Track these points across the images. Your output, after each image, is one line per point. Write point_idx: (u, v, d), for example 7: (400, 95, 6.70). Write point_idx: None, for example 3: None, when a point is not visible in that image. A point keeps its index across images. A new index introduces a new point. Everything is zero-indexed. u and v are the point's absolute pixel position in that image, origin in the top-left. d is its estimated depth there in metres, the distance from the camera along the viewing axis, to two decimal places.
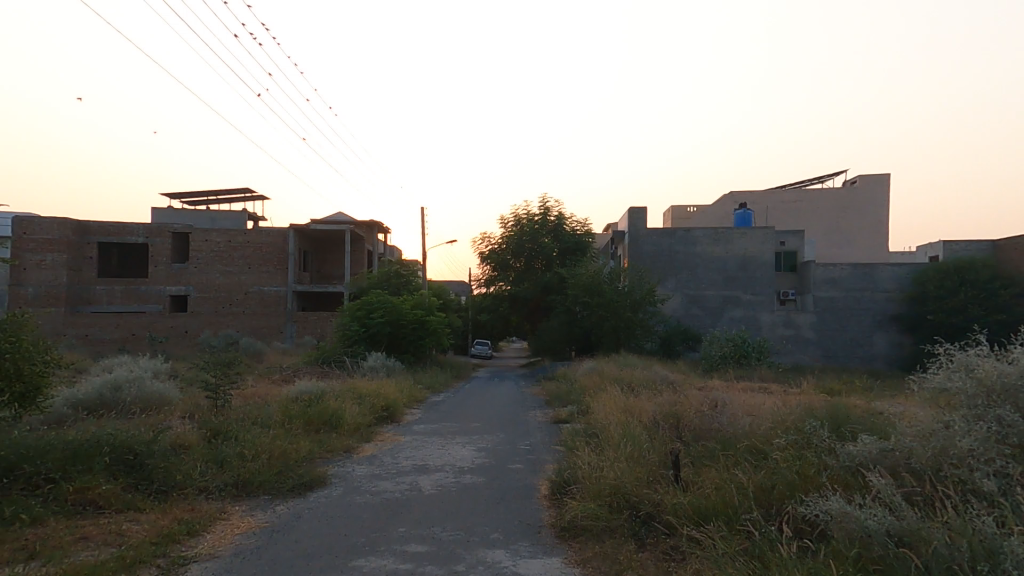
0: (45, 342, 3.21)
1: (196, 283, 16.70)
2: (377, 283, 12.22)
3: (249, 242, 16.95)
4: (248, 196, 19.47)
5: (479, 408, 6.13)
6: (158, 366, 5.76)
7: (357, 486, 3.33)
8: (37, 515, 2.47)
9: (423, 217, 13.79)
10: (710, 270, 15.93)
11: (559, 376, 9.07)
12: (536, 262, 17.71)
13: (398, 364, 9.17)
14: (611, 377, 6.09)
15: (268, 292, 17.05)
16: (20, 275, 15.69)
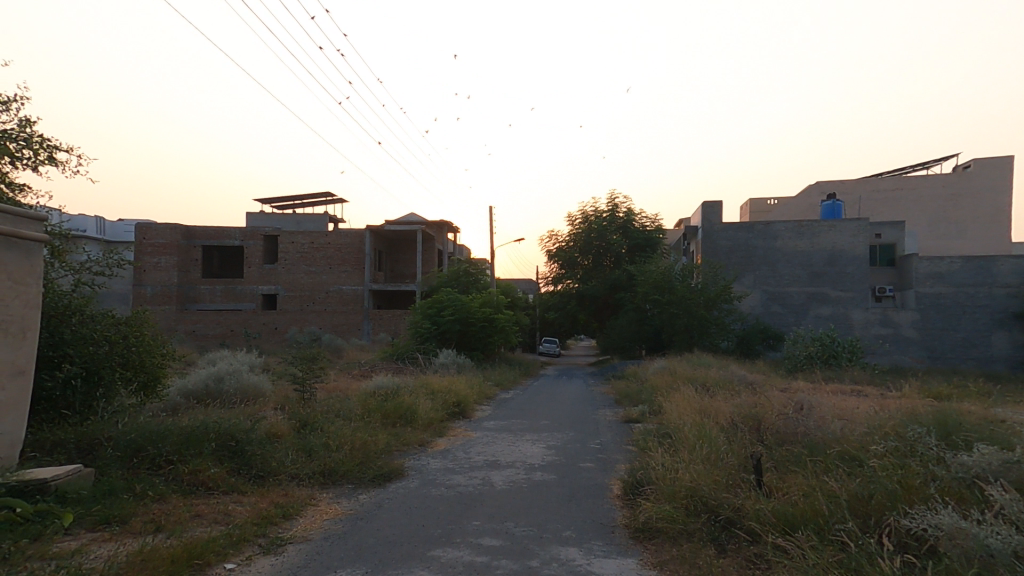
0: (162, 337, 3.58)
1: (285, 283, 17.89)
2: (448, 281, 12.52)
3: (331, 243, 17.93)
4: (327, 200, 20.60)
5: (547, 406, 6.14)
6: (255, 360, 6.25)
7: (432, 479, 3.46)
8: (159, 492, 2.76)
9: (491, 218, 14.03)
10: (791, 265, 15.05)
11: (630, 375, 8.92)
12: (606, 259, 17.51)
13: (468, 361, 9.40)
14: (685, 377, 5.92)
15: (348, 291, 18.00)
16: (139, 276, 17.51)
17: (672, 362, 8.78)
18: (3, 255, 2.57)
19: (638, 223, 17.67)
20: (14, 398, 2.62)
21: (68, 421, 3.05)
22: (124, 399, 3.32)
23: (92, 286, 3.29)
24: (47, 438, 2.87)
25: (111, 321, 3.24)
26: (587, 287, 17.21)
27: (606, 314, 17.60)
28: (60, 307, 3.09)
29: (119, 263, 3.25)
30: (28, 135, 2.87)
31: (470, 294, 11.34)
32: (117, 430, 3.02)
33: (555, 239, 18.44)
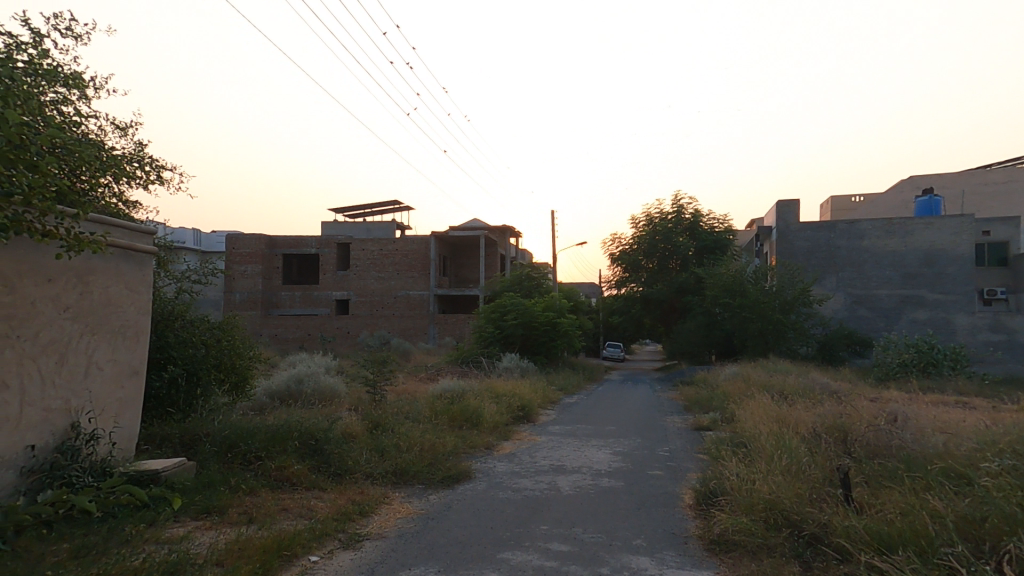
0: (250, 341, 3.86)
1: (356, 288, 18.70)
2: (511, 285, 12.55)
3: (398, 249, 18.55)
4: (393, 208, 21.39)
5: (613, 411, 6.05)
6: (329, 363, 6.57)
7: (499, 482, 3.50)
8: (250, 486, 2.97)
9: (553, 222, 14.09)
10: (881, 265, 14.04)
11: (699, 381, 8.64)
12: (672, 261, 17.07)
13: (532, 365, 9.44)
14: (760, 384, 5.67)
15: (415, 295, 18.56)
16: (229, 284, 18.73)
17: (743, 368, 8.41)
18: (121, 266, 2.89)
19: (706, 224, 17.23)
20: (132, 396, 2.96)
21: (174, 417, 3.33)
22: (218, 398, 3.59)
23: (191, 293, 3.57)
24: (157, 432, 3.17)
25: (207, 326, 3.54)
26: (652, 291, 16.82)
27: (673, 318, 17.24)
28: (166, 312, 3.38)
29: (215, 272, 3.51)
30: (142, 157, 3.16)
31: (534, 298, 11.39)
32: (214, 428, 3.26)
33: (620, 242, 18.14)
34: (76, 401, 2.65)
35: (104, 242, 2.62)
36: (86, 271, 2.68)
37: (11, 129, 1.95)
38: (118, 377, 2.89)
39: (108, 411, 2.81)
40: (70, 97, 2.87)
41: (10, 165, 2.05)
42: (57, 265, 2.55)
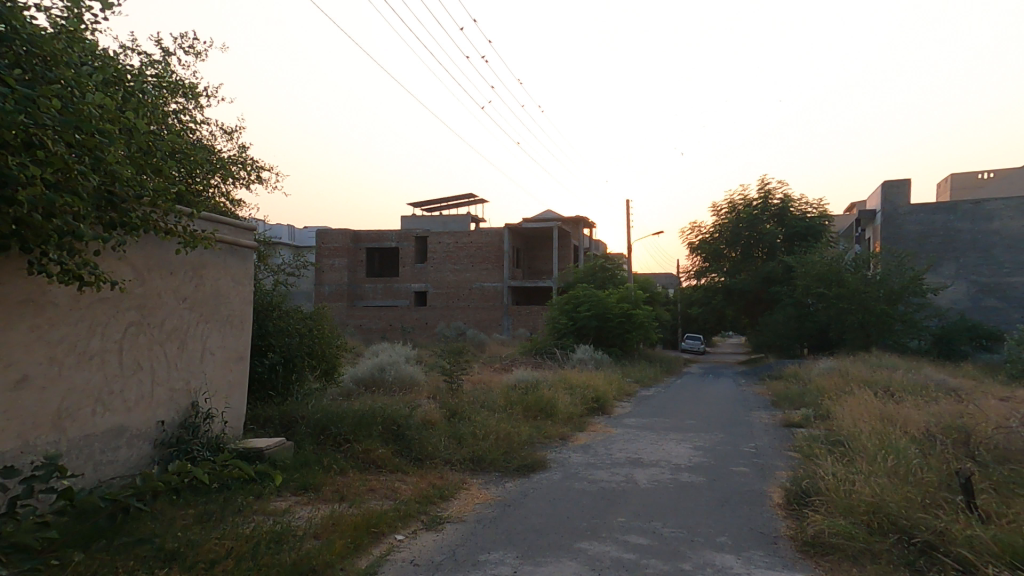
0: (337, 331, 4.10)
1: (433, 281, 19.37)
2: (584, 277, 12.50)
3: (473, 242, 19.02)
4: (468, 203, 21.90)
5: (693, 406, 5.84)
6: (409, 353, 6.87)
7: (575, 473, 3.48)
8: (341, 467, 3.15)
9: (628, 211, 13.89)
10: (1013, 249, 12.81)
11: (789, 376, 8.17)
12: (757, 250, 16.20)
13: (607, 358, 9.35)
14: (860, 380, 5.26)
15: (489, 288, 18.92)
16: (319, 277, 20.00)
17: (837, 363, 7.83)
18: (228, 260, 3.18)
19: (797, 209, 16.22)
20: (239, 378, 3.27)
21: (273, 400, 3.61)
22: (310, 383, 3.85)
23: (286, 285, 3.85)
24: (261, 413, 3.44)
25: (301, 316, 3.81)
26: (737, 282, 16.02)
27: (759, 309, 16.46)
28: (266, 303, 3.67)
29: (306, 265, 3.76)
30: (245, 159, 3.43)
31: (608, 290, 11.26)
32: (307, 411, 3.49)
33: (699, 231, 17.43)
34: (195, 382, 2.98)
35: (213, 238, 2.89)
36: (200, 264, 2.98)
37: (140, 138, 2.25)
38: (228, 361, 3.21)
39: (221, 392, 3.14)
40: (187, 104, 3.16)
41: (141, 170, 2.37)
42: (176, 259, 2.87)
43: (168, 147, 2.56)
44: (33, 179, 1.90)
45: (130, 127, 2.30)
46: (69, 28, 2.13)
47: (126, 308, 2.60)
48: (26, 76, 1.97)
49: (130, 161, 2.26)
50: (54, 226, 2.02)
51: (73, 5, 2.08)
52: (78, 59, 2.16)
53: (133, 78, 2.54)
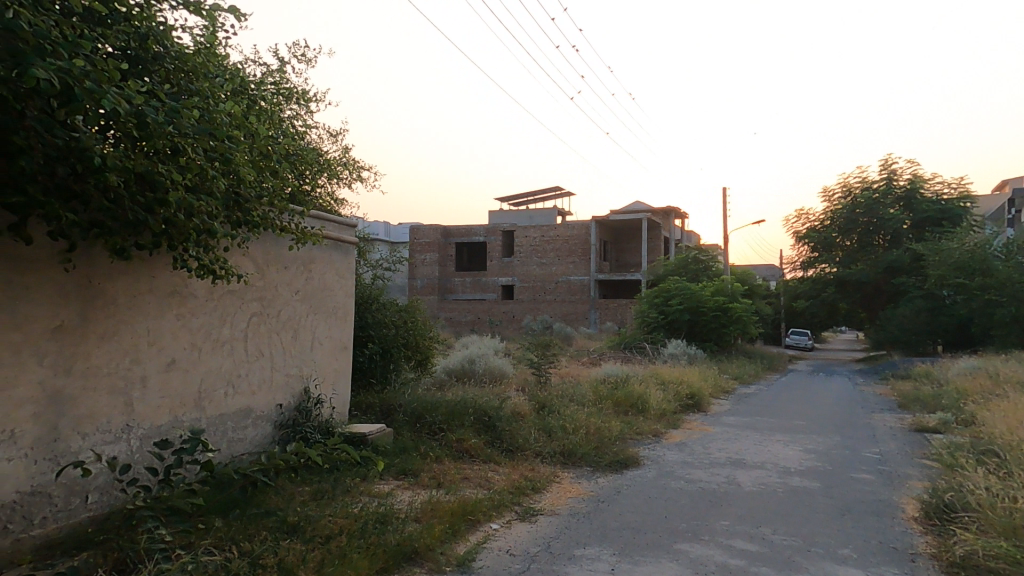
0: (429, 324, 4.27)
1: (521, 275, 19.69)
2: (675, 270, 12.14)
3: (560, 236, 19.17)
4: (555, 197, 22.01)
5: (800, 407, 5.42)
6: (497, 345, 7.03)
7: (670, 471, 3.36)
8: (437, 454, 3.25)
9: (725, 200, 13.31)
10: None
11: (919, 377, 7.41)
12: (878, 238, 14.95)
13: (701, 354, 9.00)
14: (1012, 384, 4.64)
15: (576, 282, 18.98)
16: (415, 270, 20.79)
17: (979, 363, 6.97)
18: (333, 255, 3.39)
19: (930, 193, 14.76)
20: (344, 366, 3.49)
21: (373, 387, 3.82)
22: (406, 373, 4.04)
23: (383, 279, 4.05)
24: (363, 400, 3.66)
25: (395, 309, 4.01)
26: (851, 272, 14.78)
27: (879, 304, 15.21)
28: (365, 295, 3.89)
29: (399, 260, 3.92)
30: (348, 159, 3.62)
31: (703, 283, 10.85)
32: (404, 400, 3.66)
33: (806, 219, 16.40)
34: (306, 369, 3.22)
35: (321, 235, 3.09)
36: (309, 259, 3.21)
37: (260, 142, 2.44)
38: (334, 351, 3.44)
39: (328, 379, 3.37)
40: (299, 109, 3.39)
41: (261, 172, 2.58)
42: (290, 254, 3.11)
43: (283, 149, 2.76)
44: (177, 184, 2.13)
45: (253, 132, 2.50)
46: (206, 44, 2.34)
47: (247, 298, 2.87)
48: (173, 89, 2.19)
49: (253, 163, 2.46)
50: (194, 224, 2.26)
51: (209, 22, 2.28)
52: (211, 73, 2.37)
53: (255, 87, 2.76)
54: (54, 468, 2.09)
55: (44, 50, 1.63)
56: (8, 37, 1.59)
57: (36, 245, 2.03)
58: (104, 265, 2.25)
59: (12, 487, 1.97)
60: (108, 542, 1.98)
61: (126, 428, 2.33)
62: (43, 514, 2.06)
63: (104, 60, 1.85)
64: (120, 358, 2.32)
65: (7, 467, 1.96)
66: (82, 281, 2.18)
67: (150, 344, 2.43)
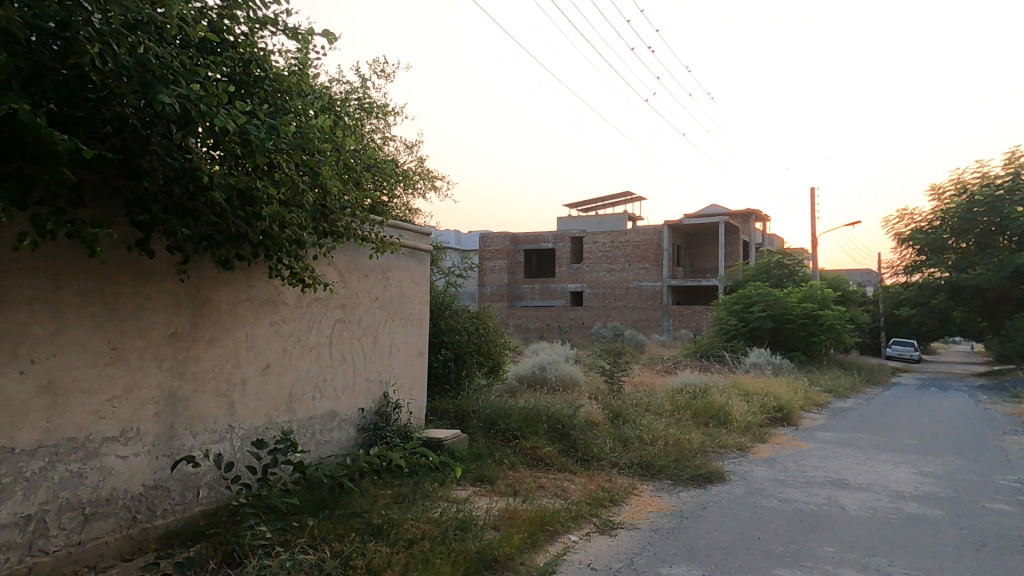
0: (501, 331, 4.31)
1: (590, 281, 19.60)
2: (754, 275, 11.69)
3: (630, 241, 18.98)
4: (625, 202, 21.76)
5: (906, 424, 4.97)
6: (568, 354, 7.03)
7: (761, 489, 3.15)
8: (512, 462, 3.23)
9: (814, 200, 12.66)
10: None
11: None
12: (999, 238, 13.70)
13: (788, 363, 8.54)
14: None
15: (647, 288, 18.67)
16: (484, 278, 21.15)
17: None
18: (409, 263, 3.49)
19: None
20: (420, 372, 3.58)
21: (448, 393, 3.89)
22: (479, 380, 4.09)
23: (456, 286, 4.10)
24: (439, 405, 3.72)
25: (468, 315, 4.07)
26: (965, 277, 13.67)
27: (1002, 309, 14.12)
28: (438, 302, 3.96)
29: (471, 268, 3.96)
30: (422, 169, 3.72)
31: (787, 289, 10.32)
32: (478, 406, 3.68)
33: (909, 220, 15.51)
34: (385, 374, 3.33)
35: (398, 244, 3.19)
36: (388, 267, 3.31)
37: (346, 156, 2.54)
38: (411, 357, 3.53)
39: (406, 385, 3.47)
40: (378, 123, 3.52)
41: (346, 184, 2.68)
42: (370, 263, 3.22)
43: (365, 162, 2.87)
44: (273, 198, 2.24)
45: (340, 147, 2.61)
46: (299, 65, 2.47)
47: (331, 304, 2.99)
48: (270, 109, 2.33)
49: (339, 177, 2.56)
50: (288, 235, 2.38)
51: (303, 44, 2.40)
52: (302, 91, 2.49)
53: (340, 104, 2.89)
54: (170, 462, 2.29)
55: (167, 79, 1.76)
56: (139, 71, 1.71)
57: (156, 259, 2.22)
58: (210, 276, 2.43)
59: (138, 481, 2.19)
60: (219, 535, 2.14)
61: (228, 428, 2.50)
62: (164, 506, 2.28)
63: (214, 85, 1.96)
64: (225, 363, 2.50)
65: (135, 462, 2.18)
66: (192, 291, 2.36)
67: (248, 350, 2.59)
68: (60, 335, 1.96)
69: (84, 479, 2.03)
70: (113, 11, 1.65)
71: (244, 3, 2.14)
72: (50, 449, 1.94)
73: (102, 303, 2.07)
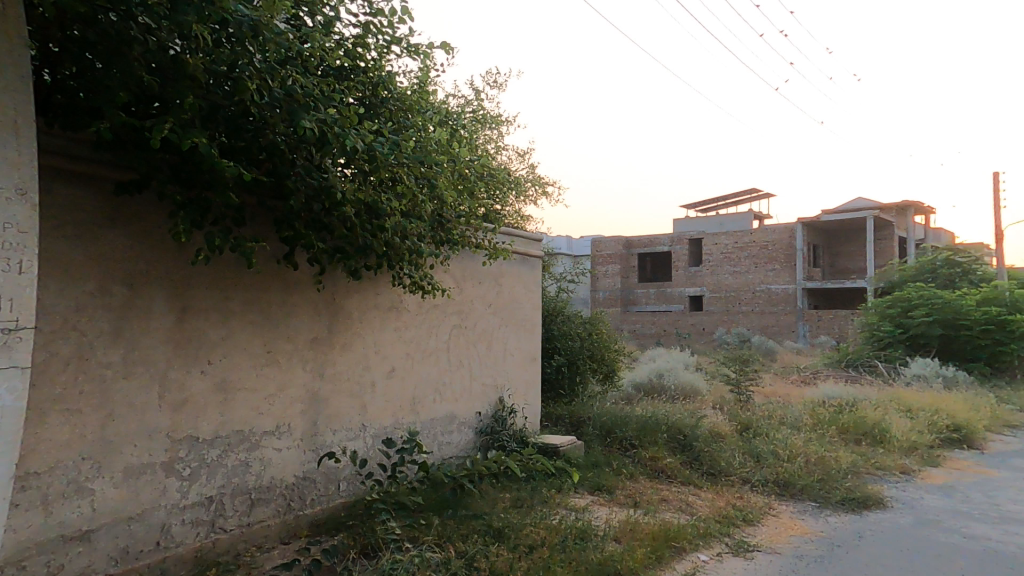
0: (614, 338, 4.24)
1: (710, 284, 18.46)
2: (915, 276, 10.28)
3: (756, 241, 17.64)
4: (749, 200, 20.31)
5: None
6: (689, 362, 6.73)
7: (936, 521, 2.67)
8: (631, 472, 3.10)
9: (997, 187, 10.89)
10: None
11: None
12: None
13: (966, 377, 7.33)
14: None
15: (777, 290, 17.24)
16: (596, 283, 20.74)
17: None
18: (521, 269, 3.54)
19: None
20: (533, 378, 3.61)
21: (563, 399, 3.89)
22: (594, 386, 4.04)
23: (568, 292, 4.11)
24: (554, 412, 3.72)
25: (580, 321, 4.07)
26: None
27: None
28: (550, 309, 3.98)
29: (582, 273, 3.93)
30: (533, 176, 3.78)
31: (960, 291, 8.92)
32: (593, 414, 3.62)
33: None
34: (500, 380, 3.39)
35: (510, 250, 3.25)
36: (501, 273, 3.39)
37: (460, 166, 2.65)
38: (524, 362, 3.57)
39: (520, 390, 3.52)
40: (492, 132, 3.64)
41: (461, 194, 2.79)
42: (483, 270, 3.31)
43: (478, 171, 2.96)
44: (395, 210, 2.39)
45: (455, 158, 2.73)
46: (420, 83, 2.63)
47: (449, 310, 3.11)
48: (394, 126, 2.50)
49: (453, 187, 2.66)
50: (408, 246, 2.52)
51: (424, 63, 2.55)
52: (422, 107, 2.64)
53: (457, 117, 3.03)
54: (315, 457, 2.53)
55: (309, 107, 1.96)
56: (288, 101, 1.92)
57: (299, 271, 2.48)
58: (343, 285, 2.66)
59: (291, 472, 2.45)
60: (356, 526, 2.32)
61: (361, 427, 2.70)
62: (311, 496, 2.53)
63: (348, 107, 2.14)
64: (358, 366, 2.72)
65: (288, 454, 2.44)
66: (329, 299, 2.60)
67: (376, 354, 2.78)
68: (227, 339, 2.25)
69: (250, 468, 2.31)
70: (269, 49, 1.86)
71: (375, 29, 2.32)
72: (225, 440, 2.23)
73: (258, 309, 2.34)
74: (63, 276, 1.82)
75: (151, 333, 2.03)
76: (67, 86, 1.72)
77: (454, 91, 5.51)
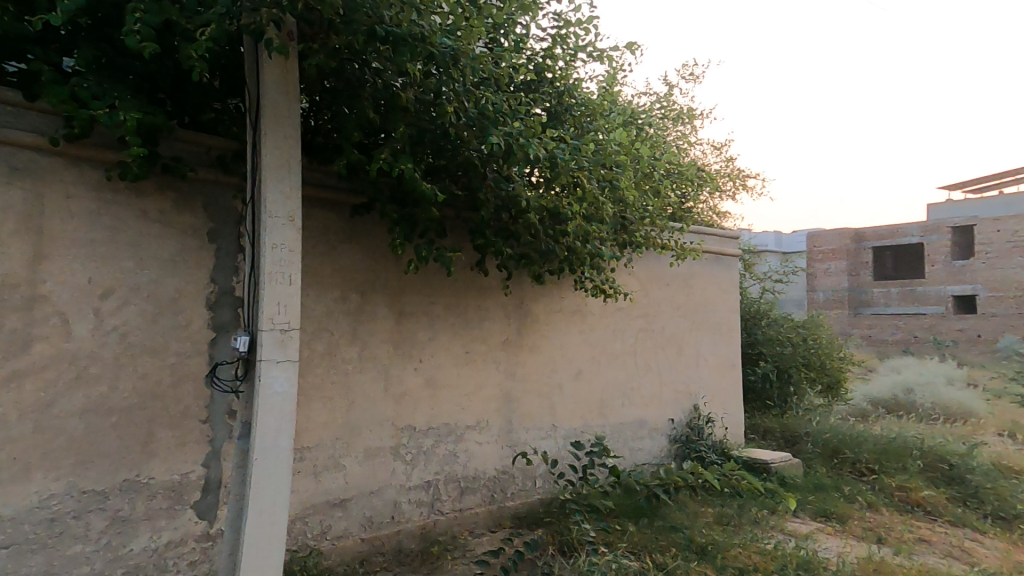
0: (839, 343, 4.30)
1: (985, 279, 14.43)
2: None
3: None
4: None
5: None
6: (952, 378, 5.86)
7: None
8: (875, 502, 2.76)
9: None
10: None
11: None
12: None
13: None
14: None
15: None
16: (812, 283, 17.40)
17: None
18: (713, 268, 3.60)
19: None
20: (729, 386, 3.73)
21: (773, 411, 3.92)
22: (812, 399, 4.06)
23: (772, 292, 4.29)
24: (761, 424, 3.76)
25: (794, 325, 4.07)
26: None
27: None
28: (753, 310, 4.33)
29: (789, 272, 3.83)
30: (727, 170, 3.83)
31: None
32: (812, 430, 3.53)
33: None
34: (688, 388, 3.46)
35: (696, 250, 3.10)
36: (688, 276, 3.45)
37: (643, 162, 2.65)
38: (723, 367, 3.63)
39: (719, 400, 3.55)
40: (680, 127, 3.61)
41: (646, 195, 2.79)
42: (669, 271, 3.39)
43: (664, 168, 2.91)
44: (577, 215, 2.48)
45: (639, 158, 2.74)
46: (606, 86, 2.78)
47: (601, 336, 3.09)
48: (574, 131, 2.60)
49: (636, 186, 2.68)
50: (589, 250, 2.60)
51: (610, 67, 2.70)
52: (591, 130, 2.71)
53: (642, 118, 3.05)
54: (512, 453, 2.89)
55: (498, 120, 2.16)
56: (480, 116, 2.15)
57: (490, 278, 2.84)
58: (528, 290, 2.97)
59: (493, 465, 2.84)
60: (537, 515, 2.54)
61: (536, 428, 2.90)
62: (513, 488, 2.90)
63: (536, 119, 2.27)
64: (546, 367, 3.02)
65: (489, 448, 2.82)
66: (516, 303, 2.93)
67: (562, 359, 3.05)
68: (444, 342, 2.73)
69: (457, 458, 2.73)
70: (467, 73, 2.11)
71: (564, 38, 2.57)
72: (434, 432, 2.66)
73: (458, 313, 2.75)
74: (321, 289, 2.39)
75: (378, 333, 2.52)
76: (326, 130, 2.26)
77: (645, 87, 5.63)
